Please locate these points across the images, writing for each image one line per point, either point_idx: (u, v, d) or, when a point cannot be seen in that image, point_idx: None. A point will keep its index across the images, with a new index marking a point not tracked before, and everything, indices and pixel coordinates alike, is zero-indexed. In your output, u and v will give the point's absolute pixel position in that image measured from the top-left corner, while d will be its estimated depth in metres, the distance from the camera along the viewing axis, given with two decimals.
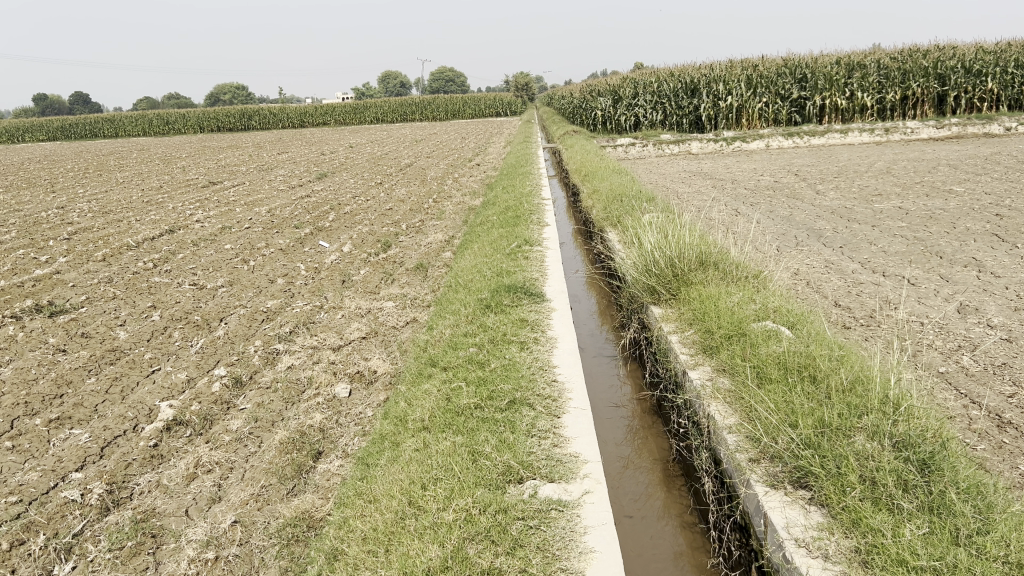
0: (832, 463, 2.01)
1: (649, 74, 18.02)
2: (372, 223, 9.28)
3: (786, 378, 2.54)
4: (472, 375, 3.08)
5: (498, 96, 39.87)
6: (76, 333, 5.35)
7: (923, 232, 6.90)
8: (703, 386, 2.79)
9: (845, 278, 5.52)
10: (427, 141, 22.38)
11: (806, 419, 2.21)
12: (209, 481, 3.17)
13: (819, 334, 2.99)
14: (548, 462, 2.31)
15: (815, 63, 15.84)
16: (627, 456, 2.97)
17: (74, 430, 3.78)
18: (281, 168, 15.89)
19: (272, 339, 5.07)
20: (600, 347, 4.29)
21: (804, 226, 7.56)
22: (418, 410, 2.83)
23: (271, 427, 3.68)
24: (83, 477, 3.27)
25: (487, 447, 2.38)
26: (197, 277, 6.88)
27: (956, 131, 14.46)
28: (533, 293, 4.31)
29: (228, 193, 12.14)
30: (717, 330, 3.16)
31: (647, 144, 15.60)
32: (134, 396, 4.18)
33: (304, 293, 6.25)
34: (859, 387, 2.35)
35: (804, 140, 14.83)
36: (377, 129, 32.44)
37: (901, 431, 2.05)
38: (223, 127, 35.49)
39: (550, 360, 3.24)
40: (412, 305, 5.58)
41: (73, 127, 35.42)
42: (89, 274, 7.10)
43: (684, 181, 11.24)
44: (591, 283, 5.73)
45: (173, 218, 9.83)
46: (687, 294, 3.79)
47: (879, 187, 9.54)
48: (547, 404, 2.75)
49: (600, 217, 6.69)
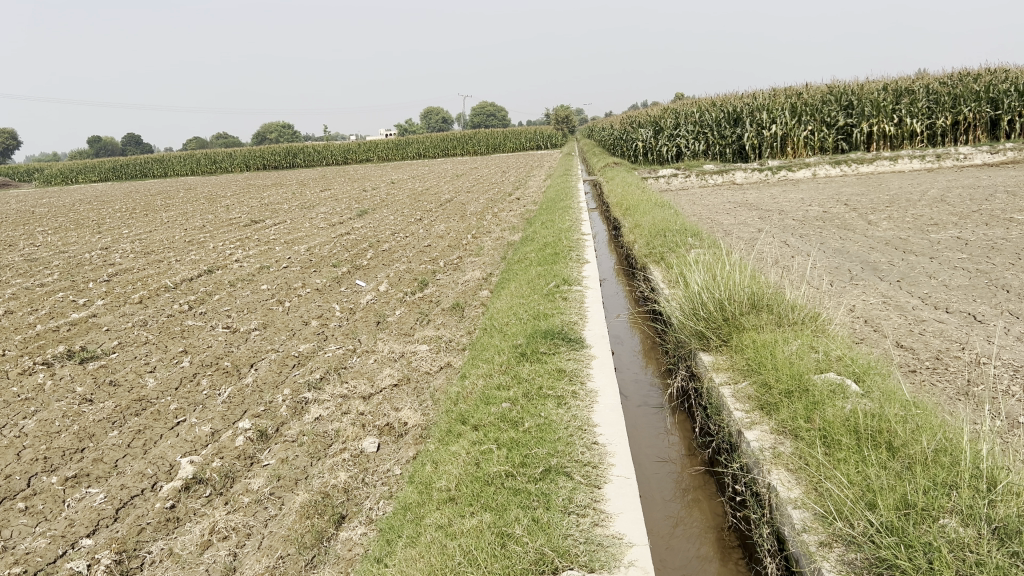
0: (921, 555, 1.69)
1: (691, 104, 17.80)
2: (410, 261, 9.11)
3: (858, 446, 2.23)
4: (504, 437, 2.81)
5: (538, 130, 39.99)
6: (104, 381, 5.23)
7: (985, 264, 6.49)
8: (761, 450, 2.49)
9: (905, 316, 5.17)
10: (469, 176, 22.27)
11: (887, 498, 1.89)
12: (224, 550, 2.96)
13: (892, 391, 2.68)
14: (586, 546, 2.04)
15: (861, 90, 15.44)
16: (676, 521, 2.69)
17: (91, 489, 3.61)
18: (323, 205, 15.88)
19: (301, 386, 4.86)
20: (646, 395, 4.00)
21: (857, 259, 7.19)
22: (444, 477, 2.58)
23: (294, 485, 3.47)
24: (93, 544, 3.08)
25: (517, 528, 2.11)
26: (231, 320, 6.75)
27: (1011, 156, 13.91)
28: (572, 339, 4.05)
29: (269, 232, 12.10)
30: (775, 385, 2.86)
31: (689, 176, 15.32)
32: (156, 450, 4.00)
33: (337, 336, 6.07)
34: (946, 457, 2.03)
35: (852, 168, 14.43)
36: (420, 163, 32.61)
37: (1000, 513, 1.73)
38: (269, 165, 36.06)
39: (590, 417, 2.97)
40: (446, 348, 5.35)
41: (125, 168, 36.37)
42: (125, 317, 7.04)
43: (730, 213, 10.94)
44: (634, 323, 5.46)
45: (213, 258, 9.79)
46: (740, 341, 3.50)
47: (935, 217, 9.11)
48: (585, 473, 2.48)
49: (643, 253, 6.43)
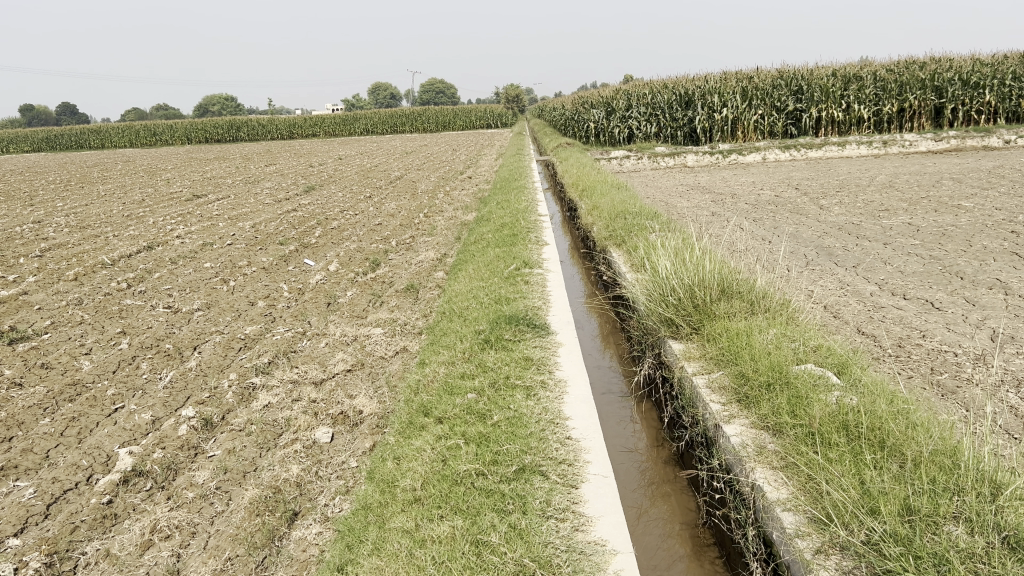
0: (932, 566, 1.58)
1: (643, 86, 17.71)
2: (360, 239, 8.86)
3: (851, 445, 2.12)
4: (472, 431, 2.65)
5: (488, 108, 39.60)
6: (35, 364, 4.91)
7: (938, 250, 6.52)
8: (744, 447, 2.37)
9: (864, 302, 5.14)
10: (419, 153, 21.84)
11: (890, 504, 1.78)
12: (166, 551, 2.75)
13: (874, 384, 2.58)
14: (567, 555, 1.90)
15: (811, 74, 15.53)
16: (649, 515, 2.57)
17: (19, 482, 3.34)
18: (268, 181, 15.41)
19: (248, 371, 4.63)
20: (609, 382, 3.87)
21: (812, 244, 7.18)
22: (409, 475, 2.40)
23: (242, 479, 3.26)
24: (21, 545, 2.84)
25: (493, 536, 1.96)
26: (173, 299, 6.44)
27: (954, 144, 14.18)
28: (536, 325, 3.90)
29: (212, 207, 11.68)
30: (754, 377, 2.75)
31: (642, 157, 15.26)
32: (91, 440, 3.73)
33: (286, 318, 5.81)
34: (946, 460, 1.92)
35: (802, 153, 14.54)
36: (367, 140, 31.98)
37: (1012, 522, 1.63)
38: (211, 137, 35.05)
39: (561, 410, 2.84)
40: (401, 332, 5.16)
41: (59, 139, 35.02)
42: (59, 295, 6.66)
43: (683, 196, 10.90)
44: (594, 306, 5.34)
45: (153, 234, 9.37)
46: (712, 329, 3.38)
47: (885, 202, 9.19)
48: (562, 472, 2.33)
49: (603, 235, 6.29)
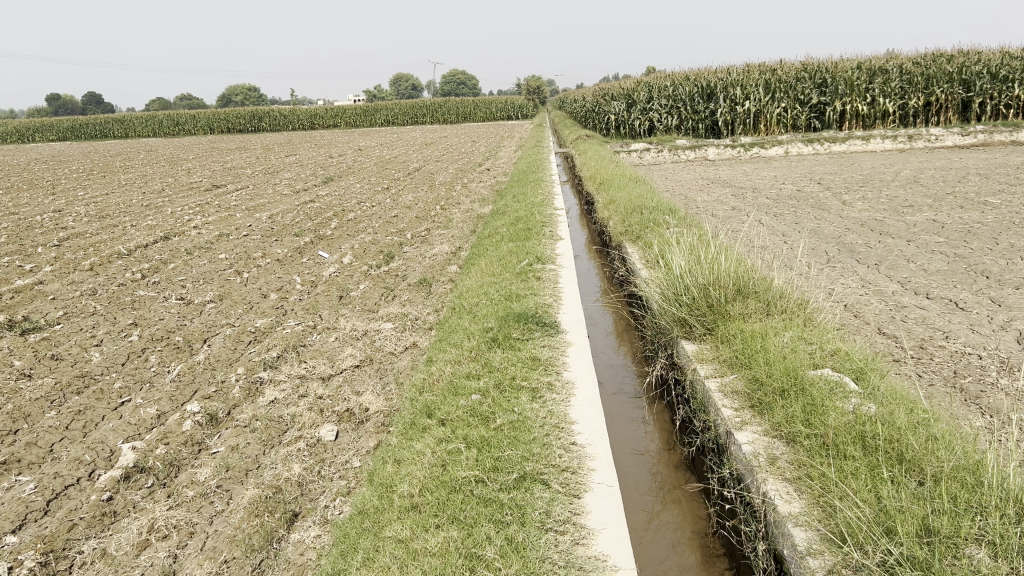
0: None
1: (664, 77, 17.50)
2: (376, 231, 8.80)
3: (867, 457, 2.02)
4: (474, 434, 2.58)
5: (510, 99, 39.42)
6: (45, 355, 4.89)
7: (963, 249, 6.35)
8: (755, 456, 2.27)
9: (886, 301, 5.01)
10: (438, 145, 21.72)
11: (907, 523, 1.68)
12: (163, 551, 2.69)
13: (894, 392, 2.47)
14: (566, 572, 1.83)
15: (835, 67, 15.25)
16: (657, 522, 2.48)
17: (21, 477, 3.31)
18: (287, 171, 15.41)
19: (256, 365, 4.57)
20: (621, 382, 3.78)
21: (833, 240, 7.03)
22: (407, 480, 2.33)
23: (244, 477, 3.20)
24: (17, 543, 2.81)
25: (489, 550, 1.89)
26: (185, 290, 6.40)
27: (982, 138, 13.91)
28: (546, 324, 3.81)
29: (230, 197, 11.66)
30: (768, 382, 2.65)
31: (662, 150, 15.07)
32: (96, 434, 3.70)
33: (297, 311, 5.76)
34: (968, 475, 1.82)
35: (825, 147, 14.31)
36: (387, 132, 31.90)
37: None
38: (233, 127, 35.13)
39: (567, 413, 2.75)
40: (412, 327, 5.09)
41: (83, 128, 35.31)
42: (73, 285, 6.65)
43: (703, 190, 10.75)
44: (608, 304, 5.23)
45: (171, 224, 9.37)
46: (726, 331, 3.28)
47: (910, 198, 8.99)
48: (564, 481, 2.26)
49: (618, 230, 6.18)
